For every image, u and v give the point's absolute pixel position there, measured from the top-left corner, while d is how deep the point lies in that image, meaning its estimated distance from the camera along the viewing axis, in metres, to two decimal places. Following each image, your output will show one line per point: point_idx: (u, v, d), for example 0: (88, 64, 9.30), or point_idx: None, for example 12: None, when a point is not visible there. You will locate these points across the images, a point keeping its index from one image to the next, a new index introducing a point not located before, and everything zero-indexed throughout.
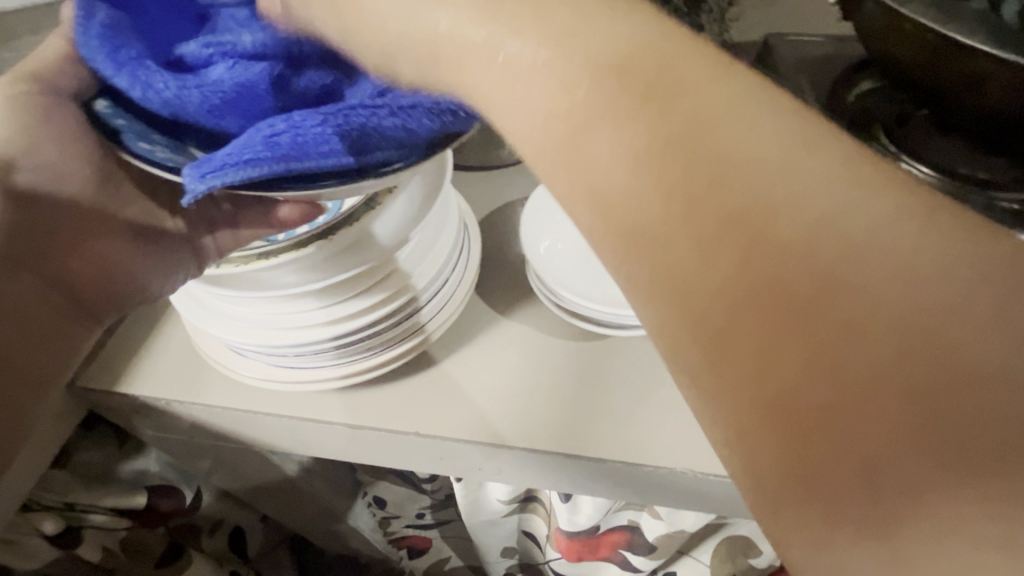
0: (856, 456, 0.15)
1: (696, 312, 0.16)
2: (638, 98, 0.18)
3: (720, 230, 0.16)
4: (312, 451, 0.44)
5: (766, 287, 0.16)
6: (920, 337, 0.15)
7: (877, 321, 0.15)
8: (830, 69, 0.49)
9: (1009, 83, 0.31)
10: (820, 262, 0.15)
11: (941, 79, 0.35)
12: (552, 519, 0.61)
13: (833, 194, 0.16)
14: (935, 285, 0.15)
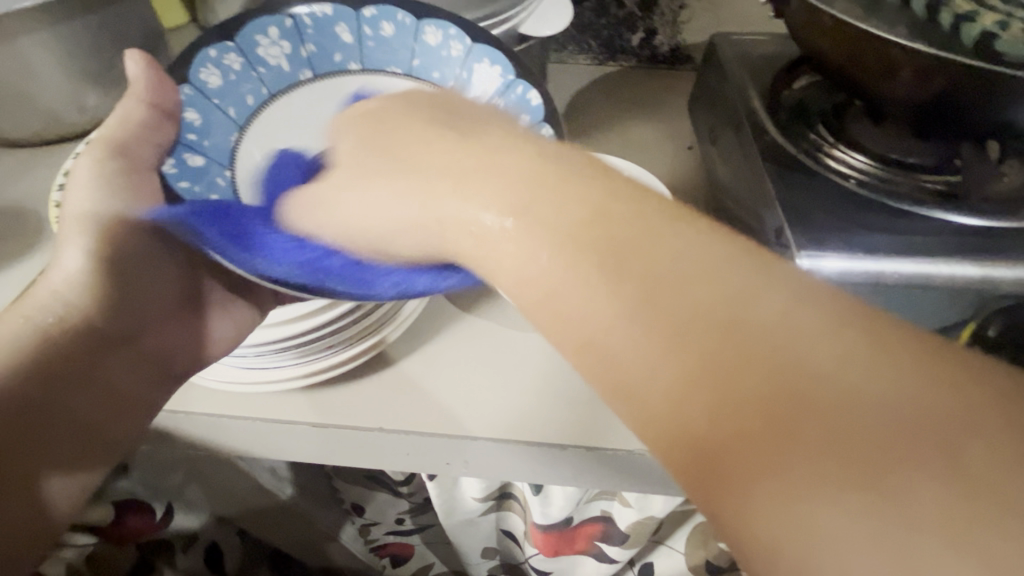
0: (762, 476, 0.19)
1: (655, 400, 0.22)
2: (614, 246, 0.24)
3: (675, 331, 0.22)
4: (277, 454, 0.44)
5: (702, 367, 0.21)
6: (790, 378, 0.20)
7: (789, 391, 0.20)
8: (773, 67, 0.51)
9: (923, 73, 0.34)
10: (745, 350, 0.21)
11: (864, 72, 0.37)
12: (527, 515, 0.61)
13: (745, 314, 0.21)
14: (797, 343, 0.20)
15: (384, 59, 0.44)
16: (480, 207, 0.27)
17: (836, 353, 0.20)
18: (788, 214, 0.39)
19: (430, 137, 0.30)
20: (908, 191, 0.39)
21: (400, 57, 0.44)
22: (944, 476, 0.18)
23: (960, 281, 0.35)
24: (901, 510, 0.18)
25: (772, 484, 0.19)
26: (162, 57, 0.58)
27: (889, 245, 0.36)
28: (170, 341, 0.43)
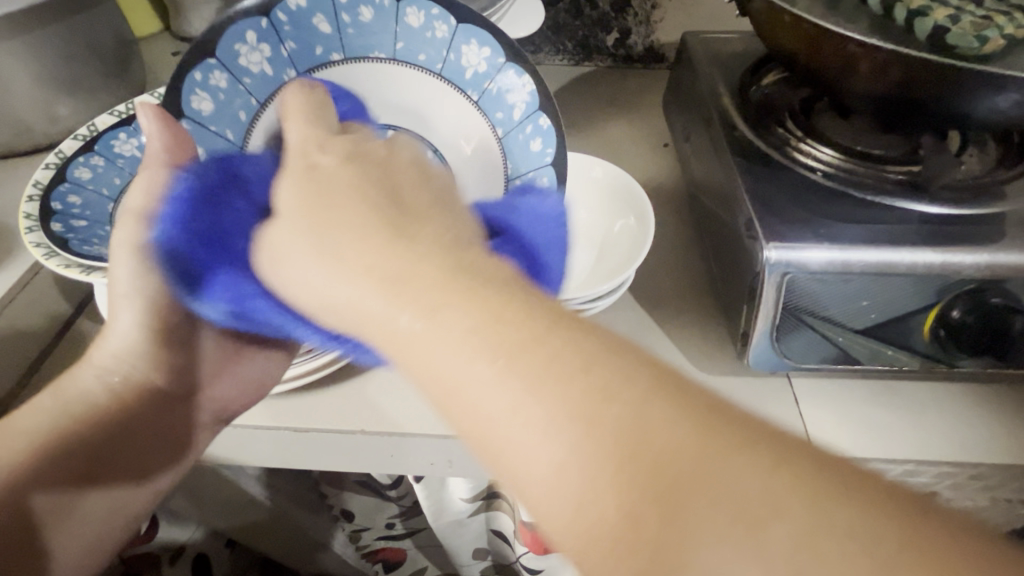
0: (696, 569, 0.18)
1: (568, 498, 0.21)
2: (525, 341, 0.22)
3: (588, 439, 0.21)
4: (258, 463, 0.43)
5: (608, 472, 0.20)
6: (657, 452, 0.20)
7: (696, 499, 0.19)
8: (742, 64, 0.53)
9: (880, 66, 0.35)
10: (650, 460, 0.20)
11: (825, 67, 0.38)
12: (516, 513, 0.62)
13: (640, 425, 0.21)
14: (637, 418, 0.21)
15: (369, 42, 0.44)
16: (353, 282, 0.26)
17: (727, 459, 0.20)
18: (758, 207, 0.39)
19: (319, 221, 0.28)
20: (873, 182, 0.40)
21: (382, 40, 0.44)
22: (788, 502, 0.19)
23: (923, 268, 0.36)
24: (770, 539, 0.18)
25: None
26: (135, 65, 0.58)
27: (855, 236, 0.37)
28: (194, 409, 0.42)
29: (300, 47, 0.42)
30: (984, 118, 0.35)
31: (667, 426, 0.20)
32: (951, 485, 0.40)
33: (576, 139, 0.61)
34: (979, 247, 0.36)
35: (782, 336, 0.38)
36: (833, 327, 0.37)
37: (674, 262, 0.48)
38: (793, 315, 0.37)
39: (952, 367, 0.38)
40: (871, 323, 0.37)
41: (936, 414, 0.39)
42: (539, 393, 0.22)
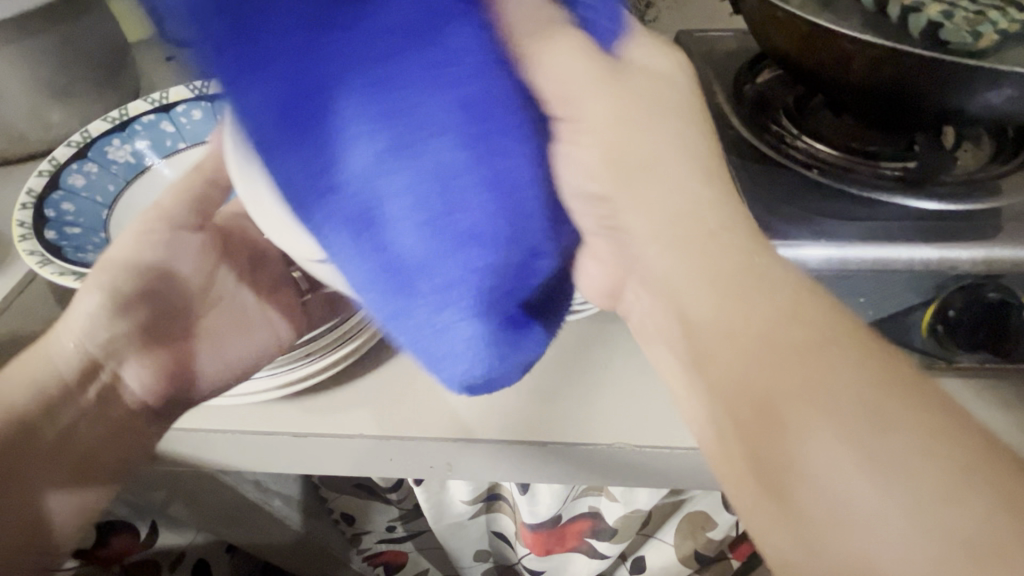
0: (810, 448, 0.24)
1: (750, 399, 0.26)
2: (728, 275, 0.28)
3: (785, 343, 0.26)
4: (256, 467, 0.43)
5: (770, 361, 0.26)
6: (826, 406, 0.25)
7: (801, 401, 0.25)
8: (736, 63, 0.53)
9: (873, 63, 0.35)
10: (786, 351, 0.26)
11: (818, 65, 0.38)
12: (517, 515, 0.61)
13: (832, 371, 0.25)
14: (814, 360, 0.26)
15: None
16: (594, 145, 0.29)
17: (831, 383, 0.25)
18: (753, 204, 0.39)
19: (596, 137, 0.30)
20: (867, 178, 0.40)
21: None
22: (913, 434, 0.24)
23: (919, 264, 0.36)
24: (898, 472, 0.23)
25: (822, 449, 0.24)
26: (129, 71, 0.58)
27: (851, 232, 0.37)
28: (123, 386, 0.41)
29: None
30: (979, 113, 0.35)
31: (851, 371, 0.25)
32: None
33: None
34: (974, 242, 0.36)
35: None
36: None
37: None
38: None
39: (951, 363, 0.38)
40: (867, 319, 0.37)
41: None
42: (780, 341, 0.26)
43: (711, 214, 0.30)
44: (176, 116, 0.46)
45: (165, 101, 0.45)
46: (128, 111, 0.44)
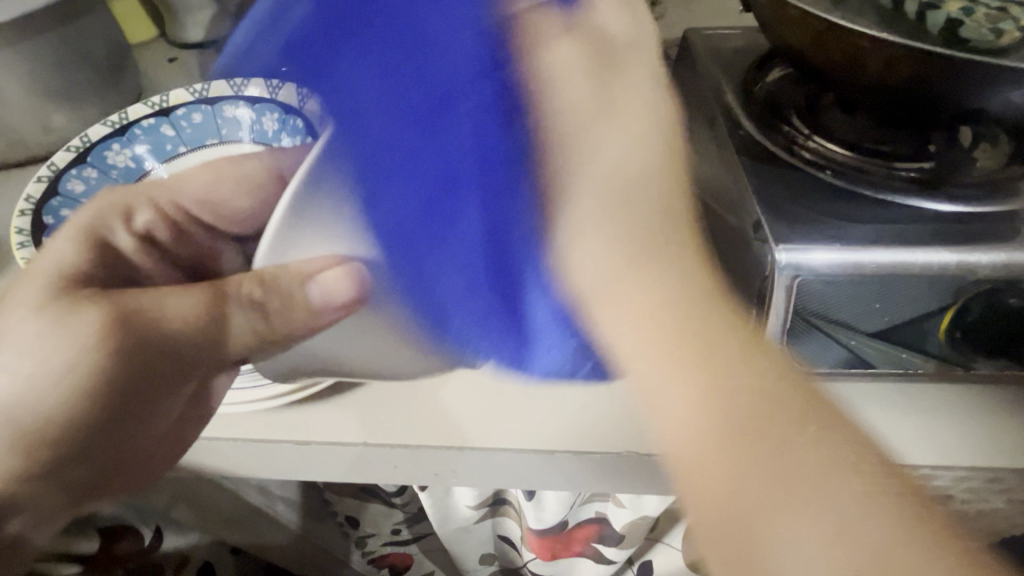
0: (784, 543, 0.30)
1: (738, 484, 0.31)
2: (673, 337, 0.34)
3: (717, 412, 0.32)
4: (258, 475, 0.42)
5: (762, 509, 0.30)
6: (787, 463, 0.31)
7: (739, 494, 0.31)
8: (746, 60, 0.52)
9: (889, 62, 0.34)
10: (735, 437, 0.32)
11: (833, 63, 0.37)
12: (522, 520, 0.61)
13: (786, 447, 0.31)
14: (794, 468, 0.31)
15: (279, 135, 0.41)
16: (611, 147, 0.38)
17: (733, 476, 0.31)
18: (765, 207, 0.38)
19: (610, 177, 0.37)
20: (882, 179, 0.39)
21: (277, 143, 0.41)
22: (813, 534, 0.30)
23: (938, 269, 0.35)
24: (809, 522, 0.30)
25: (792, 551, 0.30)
26: (130, 72, 0.57)
27: (866, 235, 0.36)
28: None
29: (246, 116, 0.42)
30: (1000, 112, 0.34)
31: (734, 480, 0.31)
32: (964, 488, 0.39)
33: None
34: (994, 245, 0.35)
35: (793, 340, 0.37)
36: (844, 330, 0.37)
37: None
38: (805, 319, 0.37)
39: (969, 369, 0.37)
40: (883, 325, 0.36)
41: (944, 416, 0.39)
42: (705, 413, 0.32)
43: (665, 310, 0.34)
44: (177, 119, 0.42)
45: (167, 104, 0.42)
46: (127, 115, 0.41)
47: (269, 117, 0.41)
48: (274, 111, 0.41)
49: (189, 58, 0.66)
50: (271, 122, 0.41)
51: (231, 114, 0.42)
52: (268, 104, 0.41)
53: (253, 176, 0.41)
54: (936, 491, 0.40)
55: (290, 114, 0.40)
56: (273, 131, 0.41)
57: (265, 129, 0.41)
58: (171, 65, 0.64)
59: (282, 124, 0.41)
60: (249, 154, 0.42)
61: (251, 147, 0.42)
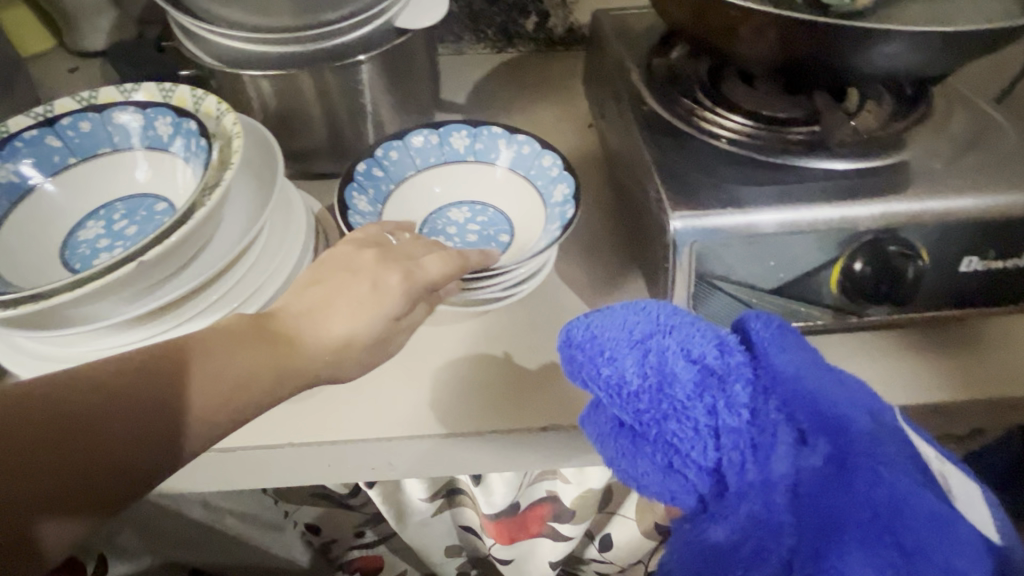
0: None
1: None
2: None
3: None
4: (188, 487, 0.42)
5: None
6: None
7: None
8: (651, 37, 0.53)
9: (762, 31, 0.35)
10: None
11: (715, 34, 0.38)
12: (477, 507, 0.62)
13: None
14: None
15: (172, 139, 0.39)
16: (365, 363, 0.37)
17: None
18: (665, 177, 0.40)
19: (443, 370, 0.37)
20: (776, 143, 0.41)
21: (170, 149, 0.40)
22: None
23: (823, 224, 0.37)
24: None
25: None
26: (24, 84, 0.55)
27: (757, 197, 0.38)
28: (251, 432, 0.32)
29: (135, 121, 0.40)
30: (866, 72, 0.36)
31: None
32: None
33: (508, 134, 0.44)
34: (873, 198, 0.37)
35: (699, 303, 0.39)
36: (747, 290, 0.38)
37: (599, 240, 0.48)
38: (706, 281, 0.38)
39: (861, 316, 0.39)
40: (780, 282, 0.38)
41: (844, 364, 0.41)
42: None
43: None
44: (61, 129, 0.39)
45: (51, 114, 0.38)
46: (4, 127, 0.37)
47: (162, 120, 0.39)
48: (165, 115, 0.39)
49: (93, 67, 0.63)
50: (165, 126, 0.40)
51: (120, 121, 0.40)
52: (162, 108, 0.39)
53: (156, 184, 0.40)
54: None
55: (185, 118, 0.39)
56: (168, 137, 0.40)
57: (158, 135, 0.40)
58: (73, 75, 0.62)
59: (175, 129, 0.39)
60: (146, 162, 0.41)
61: (148, 154, 0.40)
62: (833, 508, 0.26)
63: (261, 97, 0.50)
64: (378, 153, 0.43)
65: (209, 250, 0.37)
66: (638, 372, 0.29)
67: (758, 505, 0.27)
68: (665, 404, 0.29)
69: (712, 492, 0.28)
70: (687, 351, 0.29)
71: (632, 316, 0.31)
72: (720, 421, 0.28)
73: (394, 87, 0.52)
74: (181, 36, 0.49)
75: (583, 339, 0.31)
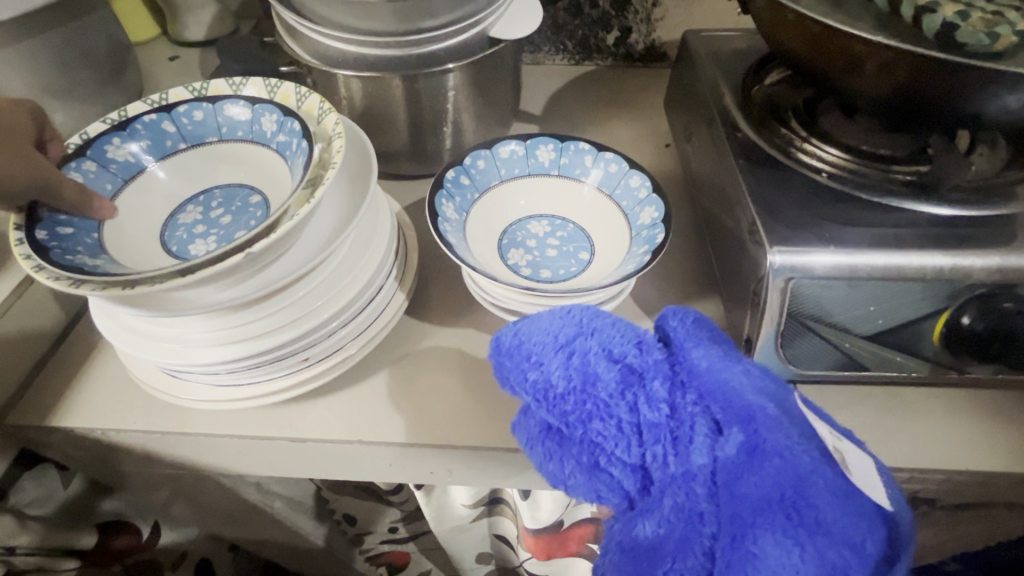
0: None
1: None
2: None
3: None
4: (257, 471, 0.43)
5: None
6: None
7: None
8: (745, 61, 0.52)
9: (885, 66, 0.34)
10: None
11: (829, 66, 0.37)
12: (519, 519, 0.61)
13: None
14: None
15: (274, 137, 0.41)
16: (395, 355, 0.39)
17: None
18: (760, 209, 0.38)
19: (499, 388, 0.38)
20: (880, 182, 0.39)
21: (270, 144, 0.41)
22: None
23: (932, 273, 0.35)
24: None
25: None
26: (132, 71, 0.58)
27: (861, 238, 0.36)
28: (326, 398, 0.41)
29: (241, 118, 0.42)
30: (995, 117, 0.34)
31: None
32: (955, 492, 0.40)
33: (596, 152, 0.44)
34: (990, 249, 0.35)
35: (786, 342, 0.37)
36: (839, 334, 0.37)
37: (675, 265, 0.47)
38: (799, 321, 0.37)
39: (961, 372, 0.37)
40: (877, 329, 0.36)
41: (935, 420, 0.39)
42: None
43: None
44: (177, 116, 0.41)
45: (167, 101, 0.41)
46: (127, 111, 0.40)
47: (268, 116, 0.41)
48: (272, 113, 0.41)
49: (191, 56, 0.66)
50: (271, 123, 0.41)
51: (230, 115, 0.41)
52: (269, 105, 0.41)
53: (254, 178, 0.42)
54: (927, 494, 0.40)
55: (291, 118, 0.40)
56: (271, 135, 0.41)
57: (262, 130, 0.41)
58: (173, 64, 0.65)
59: (281, 127, 0.40)
60: (250, 157, 0.42)
61: (249, 145, 0.42)
62: (749, 495, 0.24)
63: (351, 97, 0.51)
64: (466, 161, 0.44)
65: (303, 242, 0.38)
66: (559, 371, 0.28)
67: (680, 497, 0.25)
68: (588, 403, 0.27)
69: (637, 488, 0.27)
70: (610, 347, 0.29)
71: (544, 318, 0.30)
72: (641, 417, 0.27)
73: (479, 96, 0.53)
74: (283, 34, 0.51)
75: (511, 344, 0.30)
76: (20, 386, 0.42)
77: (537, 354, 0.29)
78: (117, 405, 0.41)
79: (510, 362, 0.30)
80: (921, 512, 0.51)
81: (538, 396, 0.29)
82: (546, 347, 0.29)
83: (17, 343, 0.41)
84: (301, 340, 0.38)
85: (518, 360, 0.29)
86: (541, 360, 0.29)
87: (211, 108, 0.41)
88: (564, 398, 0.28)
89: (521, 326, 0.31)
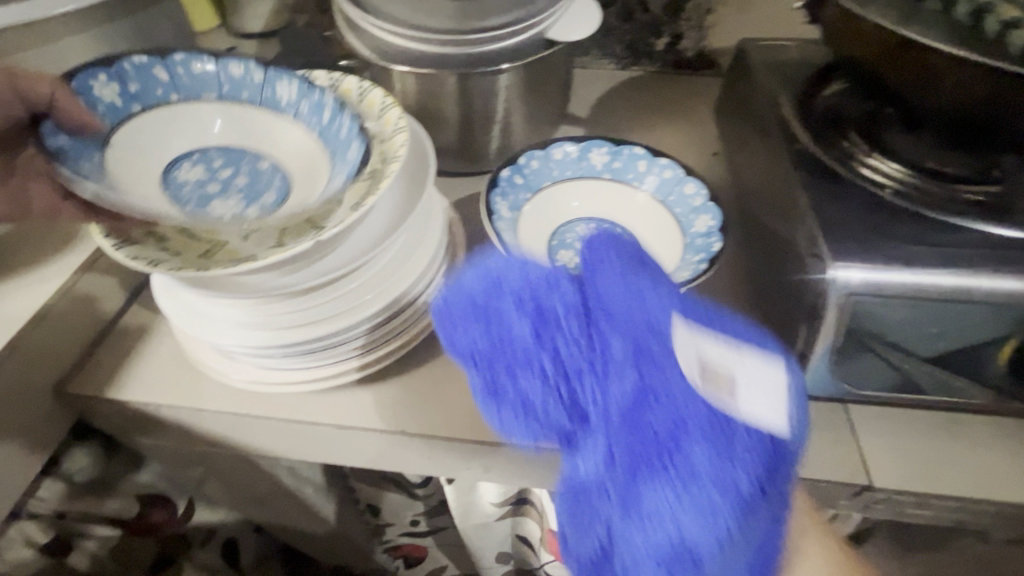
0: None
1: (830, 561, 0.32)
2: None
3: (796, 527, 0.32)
4: (298, 455, 0.44)
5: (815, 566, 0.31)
6: None
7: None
8: (803, 71, 0.50)
9: (964, 81, 0.33)
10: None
11: (902, 79, 0.36)
12: (545, 522, 0.61)
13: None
14: None
15: (318, 117, 0.42)
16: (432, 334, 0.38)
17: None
18: (820, 222, 0.38)
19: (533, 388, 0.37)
20: (945, 201, 0.38)
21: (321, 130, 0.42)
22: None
23: (1002, 297, 0.34)
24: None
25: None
26: None
27: (926, 257, 0.35)
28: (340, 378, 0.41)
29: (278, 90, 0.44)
30: None
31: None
32: (1011, 526, 0.38)
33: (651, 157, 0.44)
34: None
35: (840, 360, 0.36)
36: (897, 354, 0.36)
37: (723, 275, 0.47)
38: (858, 339, 0.36)
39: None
40: (938, 351, 0.35)
41: (993, 450, 0.38)
42: None
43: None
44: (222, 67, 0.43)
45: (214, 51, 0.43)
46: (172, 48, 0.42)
47: (316, 96, 0.42)
48: (316, 99, 0.43)
49: (248, 48, 0.68)
50: (315, 113, 0.43)
51: (274, 84, 0.44)
52: (287, 73, 0.43)
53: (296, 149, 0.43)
54: (980, 525, 0.39)
55: (340, 115, 0.41)
56: (309, 113, 0.43)
57: (307, 109, 0.43)
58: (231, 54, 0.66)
59: (323, 114, 0.42)
60: (281, 123, 0.44)
61: (296, 126, 0.43)
62: (657, 425, 0.28)
63: (405, 93, 0.51)
64: (521, 161, 0.44)
65: (359, 235, 0.39)
66: (466, 329, 0.30)
67: (613, 437, 0.28)
68: (507, 356, 0.29)
69: (569, 421, 0.30)
70: (518, 288, 0.30)
71: (455, 288, 0.32)
72: (563, 360, 0.29)
73: (531, 96, 0.53)
74: (343, 28, 0.52)
75: (438, 309, 0.32)
76: (80, 358, 0.43)
77: (495, 309, 0.30)
78: (170, 381, 0.42)
79: (451, 328, 0.31)
80: (966, 544, 0.49)
81: (472, 359, 0.30)
82: (473, 309, 0.30)
83: (80, 317, 0.43)
84: (353, 329, 0.38)
85: (462, 332, 0.30)
86: (465, 328, 0.30)
87: (258, 74, 0.44)
88: (496, 358, 0.30)
89: (457, 289, 0.32)
